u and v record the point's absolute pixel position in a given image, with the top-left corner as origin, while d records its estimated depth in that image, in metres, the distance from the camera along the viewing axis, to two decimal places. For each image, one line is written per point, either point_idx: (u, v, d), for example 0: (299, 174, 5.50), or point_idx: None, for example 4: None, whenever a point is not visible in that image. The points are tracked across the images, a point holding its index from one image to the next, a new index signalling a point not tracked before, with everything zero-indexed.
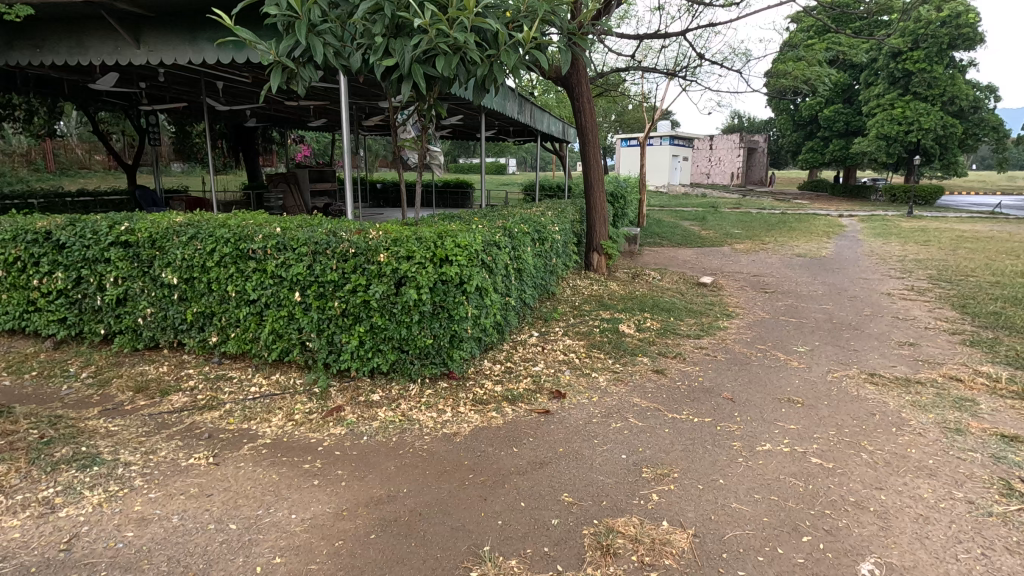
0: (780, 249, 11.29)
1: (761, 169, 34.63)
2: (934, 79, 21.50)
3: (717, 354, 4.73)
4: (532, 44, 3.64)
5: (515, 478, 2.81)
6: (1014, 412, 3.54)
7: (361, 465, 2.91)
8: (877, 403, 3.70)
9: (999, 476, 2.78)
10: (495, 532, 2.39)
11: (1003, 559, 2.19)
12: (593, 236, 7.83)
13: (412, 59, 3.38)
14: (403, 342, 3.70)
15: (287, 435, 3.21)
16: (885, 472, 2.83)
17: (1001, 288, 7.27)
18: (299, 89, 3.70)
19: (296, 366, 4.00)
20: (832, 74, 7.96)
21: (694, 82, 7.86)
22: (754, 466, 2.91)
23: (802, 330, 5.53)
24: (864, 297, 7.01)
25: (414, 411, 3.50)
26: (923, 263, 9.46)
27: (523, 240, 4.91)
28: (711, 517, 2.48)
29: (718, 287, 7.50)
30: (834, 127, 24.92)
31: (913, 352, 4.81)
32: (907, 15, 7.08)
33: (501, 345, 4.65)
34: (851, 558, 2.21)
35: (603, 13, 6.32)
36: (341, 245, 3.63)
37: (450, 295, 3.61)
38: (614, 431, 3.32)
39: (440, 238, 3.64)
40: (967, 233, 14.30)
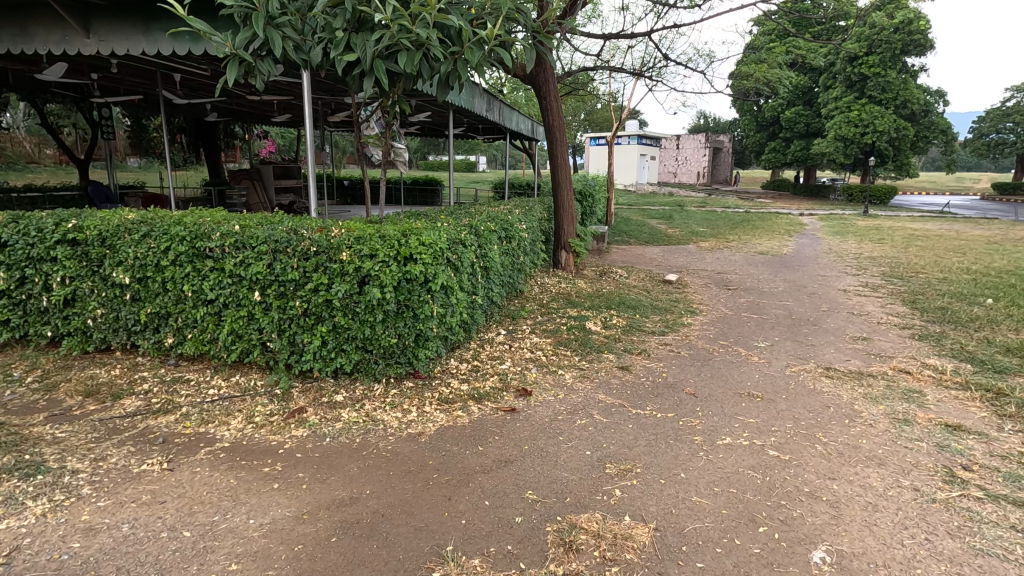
0: (743, 247, 11.59)
1: (726, 169, 35.32)
2: (888, 84, 22.29)
3: (681, 351, 4.82)
4: (496, 42, 3.60)
5: (479, 477, 2.80)
6: (958, 403, 3.71)
7: (324, 467, 2.86)
8: (832, 396, 3.83)
9: (943, 464, 2.91)
10: (459, 531, 2.38)
11: (944, 543, 2.29)
12: (561, 234, 7.86)
13: (373, 54, 3.32)
14: (367, 342, 3.66)
15: (247, 438, 3.13)
16: (838, 462, 2.94)
17: (949, 284, 7.62)
18: (257, 83, 3.60)
19: (257, 368, 3.91)
20: (791, 77, 8.19)
21: (660, 82, 7.97)
22: (715, 459, 2.97)
23: (763, 326, 5.68)
24: (822, 294, 7.23)
25: (379, 411, 3.47)
26: (876, 261, 9.83)
27: (490, 237, 4.88)
28: (672, 511, 2.52)
29: (683, 285, 7.63)
30: (795, 128, 25.64)
31: (866, 346, 5.00)
32: (862, 20, 7.29)
33: (468, 343, 4.64)
34: (804, 547, 2.28)
35: (570, 13, 6.36)
36: (302, 244, 3.56)
37: (415, 294, 3.57)
38: (580, 427, 3.34)
39: (404, 237, 3.59)
40: (918, 231, 14.94)
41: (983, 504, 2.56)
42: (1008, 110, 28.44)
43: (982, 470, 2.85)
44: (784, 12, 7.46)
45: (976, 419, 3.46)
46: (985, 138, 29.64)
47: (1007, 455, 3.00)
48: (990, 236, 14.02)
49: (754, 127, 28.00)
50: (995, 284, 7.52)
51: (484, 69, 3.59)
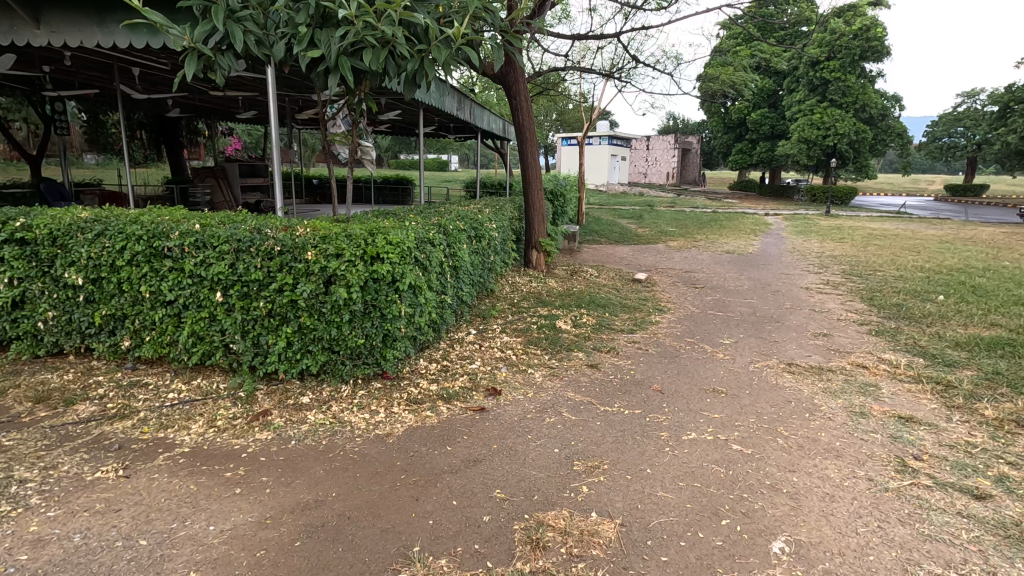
0: (710, 246, 11.84)
1: (694, 170, 35.95)
2: (848, 88, 23.03)
3: (649, 348, 4.89)
4: (464, 40, 3.58)
5: (447, 477, 2.79)
6: (910, 395, 3.87)
7: (289, 470, 2.80)
8: (793, 391, 3.94)
9: (896, 455, 3.02)
10: (426, 531, 2.37)
11: (896, 530, 2.38)
12: (532, 233, 7.88)
13: (338, 51, 3.26)
14: (333, 342, 3.61)
15: (208, 442, 3.05)
16: (798, 455, 3.02)
17: (904, 281, 7.93)
18: (218, 78, 3.47)
19: (219, 370, 3.81)
20: (756, 80, 8.40)
21: (629, 83, 8.06)
22: (680, 455, 3.03)
23: (729, 323, 5.81)
24: (785, 291, 7.44)
25: (346, 413, 3.42)
26: (837, 259, 10.17)
27: (459, 236, 4.85)
28: (637, 506, 2.56)
29: (651, 283, 7.76)
30: (760, 130, 26.31)
31: (826, 341, 5.16)
32: (823, 26, 7.50)
33: (438, 343, 4.61)
34: (765, 538, 2.33)
35: (538, 13, 6.39)
36: (265, 243, 3.48)
37: (382, 294, 3.53)
38: (548, 426, 3.36)
39: (371, 235, 3.56)
40: (877, 230, 15.51)
41: (932, 491, 2.67)
42: (959, 115, 29.74)
43: (931, 459, 2.97)
44: (749, 17, 7.64)
45: (927, 410, 3.61)
46: (938, 141, 30.94)
47: (955, 444, 3.14)
48: (942, 236, 14.63)
49: (721, 129, 28.55)
50: (945, 281, 7.87)
51: (450, 68, 3.58)
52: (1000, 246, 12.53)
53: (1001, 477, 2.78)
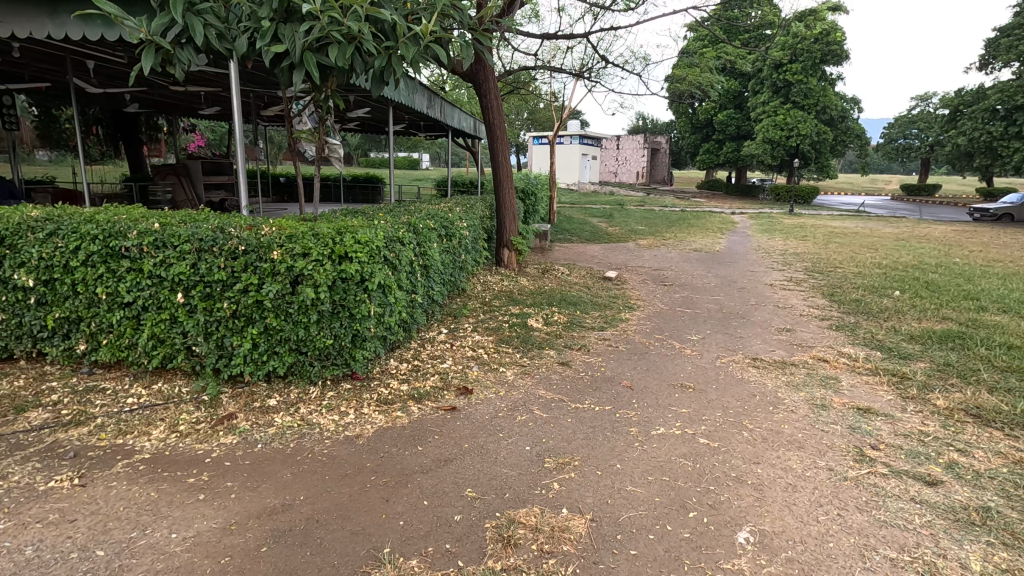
0: (679, 244, 12.04)
1: (663, 169, 36.50)
2: (809, 90, 23.70)
3: (619, 345, 4.95)
4: (432, 38, 3.56)
5: (418, 477, 2.77)
6: (868, 387, 4.01)
7: (255, 475, 2.74)
8: (758, 385, 4.05)
9: (854, 445, 3.13)
10: (396, 532, 2.35)
11: (854, 517, 2.47)
12: (503, 232, 7.88)
13: (303, 46, 3.20)
14: (301, 343, 3.54)
15: (170, 447, 2.96)
16: (762, 447, 3.11)
17: (863, 277, 8.21)
18: (177, 72, 3.37)
19: (182, 373, 3.70)
20: (721, 82, 8.57)
21: (598, 82, 8.14)
22: (649, 449, 3.08)
23: (697, 320, 5.93)
24: (751, 288, 7.62)
25: (315, 414, 3.37)
26: (800, 257, 10.47)
27: (429, 235, 4.82)
28: (607, 501, 2.59)
29: (622, 281, 7.85)
30: (727, 130, 26.94)
31: (790, 336, 5.31)
32: (785, 29, 7.70)
33: (408, 343, 4.58)
34: (731, 529, 2.39)
35: (508, 12, 6.39)
36: (229, 242, 3.40)
37: (351, 294, 3.49)
38: (520, 423, 3.37)
39: (339, 234, 3.51)
40: (837, 229, 16.02)
41: (887, 479, 2.77)
42: (913, 117, 30.94)
43: (887, 448, 3.09)
44: (714, 19, 7.79)
45: (883, 401, 3.75)
46: (895, 142, 32.12)
47: (908, 433, 3.28)
48: (897, 233, 15.22)
49: (689, 129, 29.06)
50: (901, 277, 8.17)
51: (419, 65, 3.55)
52: (952, 243, 13.09)
53: (951, 463, 2.91)
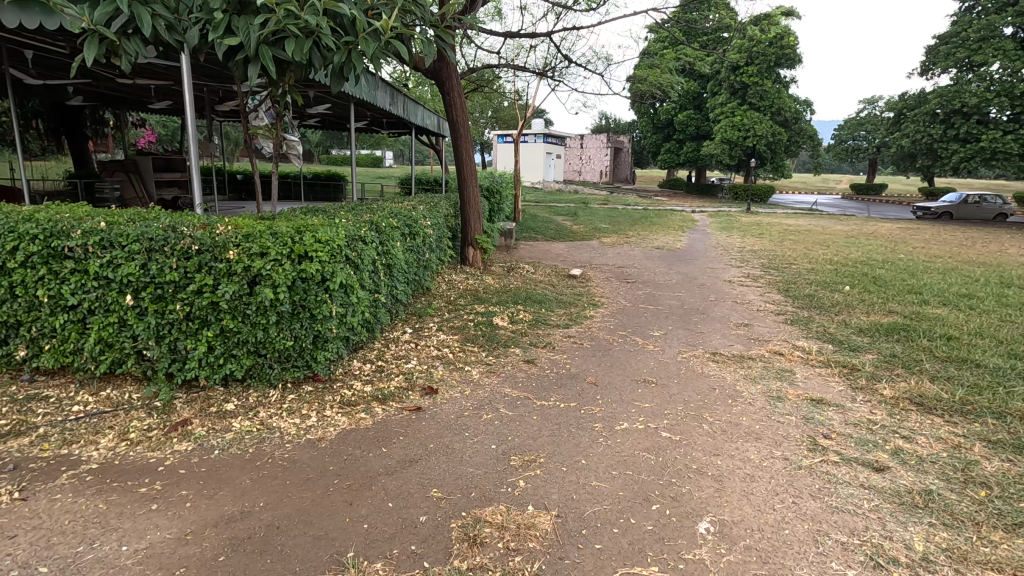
0: (642, 242, 12.24)
1: (626, 168, 37.07)
2: (765, 92, 24.42)
3: (584, 342, 5.00)
4: (392, 34, 3.50)
5: (382, 479, 2.74)
6: (821, 379, 4.17)
7: (212, 482, 2.65)
8: (717, 378, 4.16)
9: (808, 435, 3.25)
10: (360, 536, 2.31)
11: (808, 504, 2.56)
12: (468, 231, 7.85)
13: (258, 39, 3.09)
14: (259, 345, 3.44)
15: (119, 457, 2.84)
16: (721, 439, 3.19)
17: (816, 273, 8.53)
18: (124, 64, 3.22)
19: (132, 379, 3.55)
20: (681, 83, 8.74)
21: (561, 82, 8.19)
22: (613, 444, 3.12)
23: (659, 316, 6.04)
24: (711, 285, 7.81)
25: (275, 418, 3.28)
26: (757, 254, 10.78)
27: (393, 234, 4.76)
28: (573, 497, 2.61)
29: (586, 279, 7.93)
30: (687, 130, 27.56)
31: (747, 331, 5.48)
32: (741, 33, 7.93)
33: (372, 343, 4.51)
34: (692, 520, 2.45)
35: (470, 10, 6.35)
36: (181, 241, 3.27)
37: (311, 294, 3.42)
38: (485, 422, 3.36)
39: (299, 233, 3.43)
40: (791, 226, 16.61)
41: (838, 466, 2.89)
42: (862, 120, 32.28)
43: (838, 437, 3.22)
44: (674, 22, 7.95)
45: (835, 392, 3.90)
46: (845, 143, 33.47)
47: (859, 422, 3.42)
48: (847, 231, 15.87)
49: (651, 129, 29.58)
50: (851, 272, 8.52)
51: (380, 61, 3.49)
52: (897, 240, 13.72)
53: (897, 450, 3.06)
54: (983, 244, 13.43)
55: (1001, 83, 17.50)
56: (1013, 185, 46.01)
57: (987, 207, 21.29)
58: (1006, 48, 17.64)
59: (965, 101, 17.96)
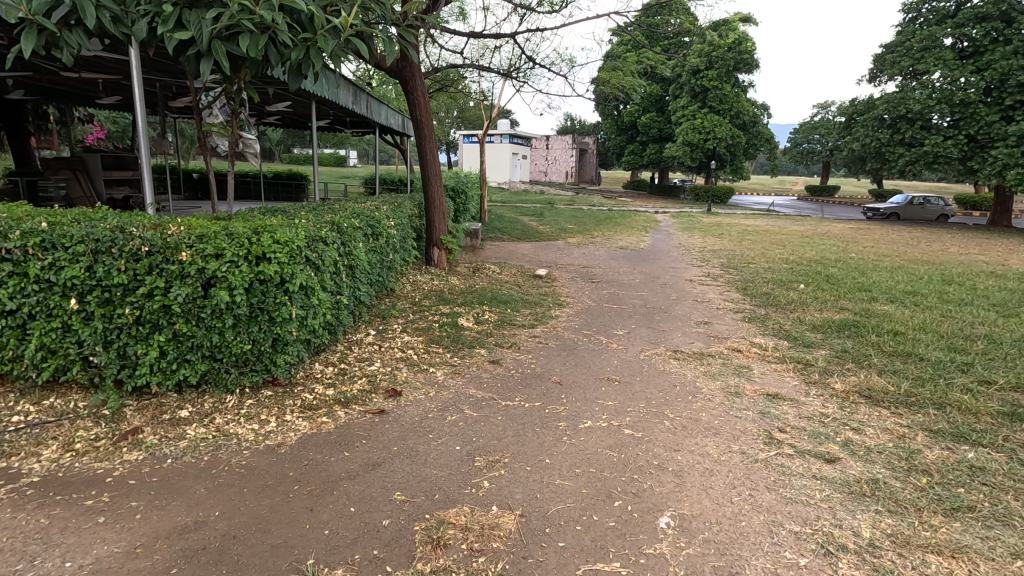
0: (606, 242, 12.41)
1: (591, 169, 37.51)
2: (723, 96, 24.96)
3: (549, 342, 5.03)
4: (352, 31, 3.44)
5: (344, 483, 2.69)
6: (776, 374, 4.32)
7: (164, 492, 2.56)
8: (678, 375, 4.25)
9: (764, 429, 3.35)
10: (321, 542, 2.27)
11: (764, 497, 2.64)
12: (433, 231, 7.80)
13: (211, 35, 3.00)
14: (215, 349, 3.34)
15: (64, 468, 2.70)
16: (682, 435, 3.26)
17: (773, 272, 8.79)
18: (65, 57, 3.08)
19: (78, 387, 3.38)
20: (643, 85, 8.88)
21: (526, 82, 8.22)
22: (577, 442, 3.15)
23: (623, 315, 6.13)
24: (672, 284, 7.97)
25: (232, 425, 3.19)
26: (717, 253, 11.06)
27: (355, 234, 4.68)
28: (537, 496, 2.63)
29: (551, 279, 7.98)
30: (650, 133, 28.08)
31: (707, 329, 5.62)
32: (701, 38, 8.09)
33: (334, 346, 4.43)
34: (653, 515, 2.49)
35: (433, 9, 6.31)
36: (130, 242, 3.14)
37: (270, 296, 3.34)
38: (450, 424, 3.35)
39: (256, 234, 3.36)
40: (749, 227, 17.11)
41: (793, 459, 3.00)
42: (815, 124, 33.30)
43: (793, 430, 3.33)
44: (637, 25, 8.05)
45: (789, 387, 4.04)
46: (800, 147, 34.67)
47: (811, 415, 3.55)
48: (802, 231, 16.42)
49: (615, 131, 29.99)
50: (805, 271, 8.83)
51: (339, 60, 3.43)
52: (849, 240, 14.26)
53: (847, 441, 3.18)
54: (926, 244, 14.10)
55: (942, 91, 18.34)
56: (952, 186, 48.69)
57: (931, 208, 22.45)
58: (946, 58, 18.50)
59: (910, 107, 18.80)
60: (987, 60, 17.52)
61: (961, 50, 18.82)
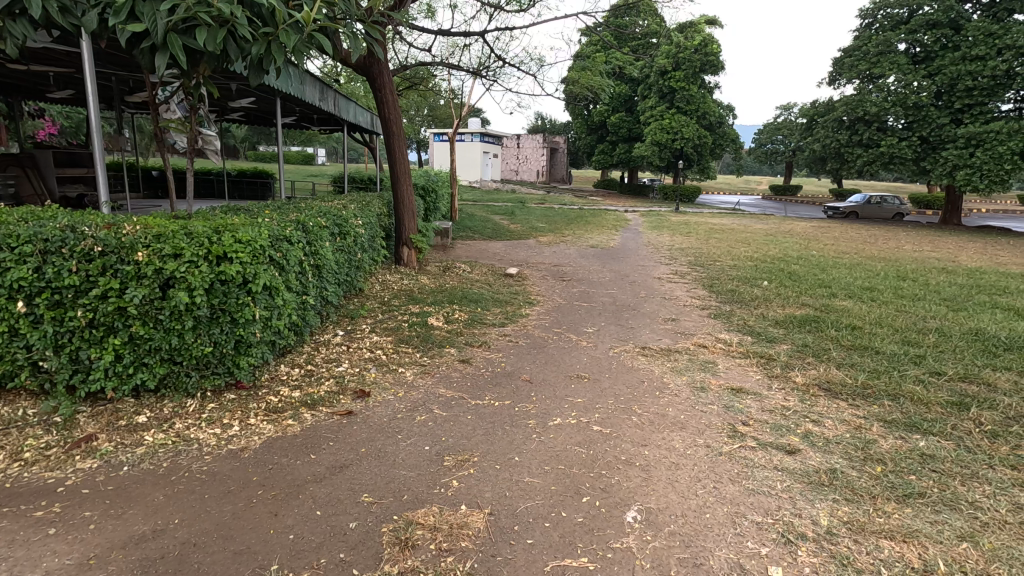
0: (577, 241, 12.51)
1: (562, 169, 37.72)
2: (691, 97, 25.44)
3: (519, 340, 5.04)
4: (315, 26, 3.38)
5: (311, 486, 2.65)
6: (740, 368, 4.42)
7: (120, 501, 2.46)
8: (646, 372, 4.31)
9: (728, 422, 3.43)
10: (285, 547, 2.22)
11: (727, 489, 2.70)
12: (403, 230, 7.73)
13: (166, 28, 2.90)
14: (174, 352, 3.24)
15: (11, 479, 2.58)
16: (649, 430, 3.32)
17: (739, 269, 9.00)
18: (10, 48, 2.93)
19: (27, 394, 3.23)
20: (612, 85, 8.96)
21: (495, 81, 8.21)
22: (546, 440, 3.17)
23: (592, 313, 6.19)
24: (641, 281, 8.08)
25: (193, 429, 3.10)
26: (685, 252, 11.27)
27: (321, 233, 4.60)
28: (506, 494, 2.63)
29: (522, 277, 8.00)
30: (619, 132, 28.40)
31: (674, 325, 5.71)
32: (668, 39, 8.20)
33: (301, 347, 4.35)
34: (620, 510, 2.52)
35: (400, 6, 6.24)
36: (82, 242, 3.00)
37: (232, 296, 3.27)
38: (419, 424, 3.32)
39: (217, 234, 3.28)
40: (715, 225, 17.50)
41: (756, 451, 3.07)
42: (778, 125, 34.18)
43: (756, 423, 3.41)
44: (605, 26, 8.12)
45: (753, 381, 4.15)
46: (764, 147, 35.57)
47: (773, 408, 3.65)
48: (766, 229, 16.85)
49: (585, 130, 30.24)
50: (769, 268, 9.08)
51: (302, 55, 3.36)
52: (811, 238, 14.69)
53: (807, 433, 3.28)
54: (883, 242, 14.65)
55: (896, 94, 19.05)
56: (906, 186, 50.66)
57: (887, 208, 23.32)
58: (900, 62, 19.22)
59: (867, 110, 19.47)
60: (938, 66, 18.27)
61: (914, 55, 19.58)
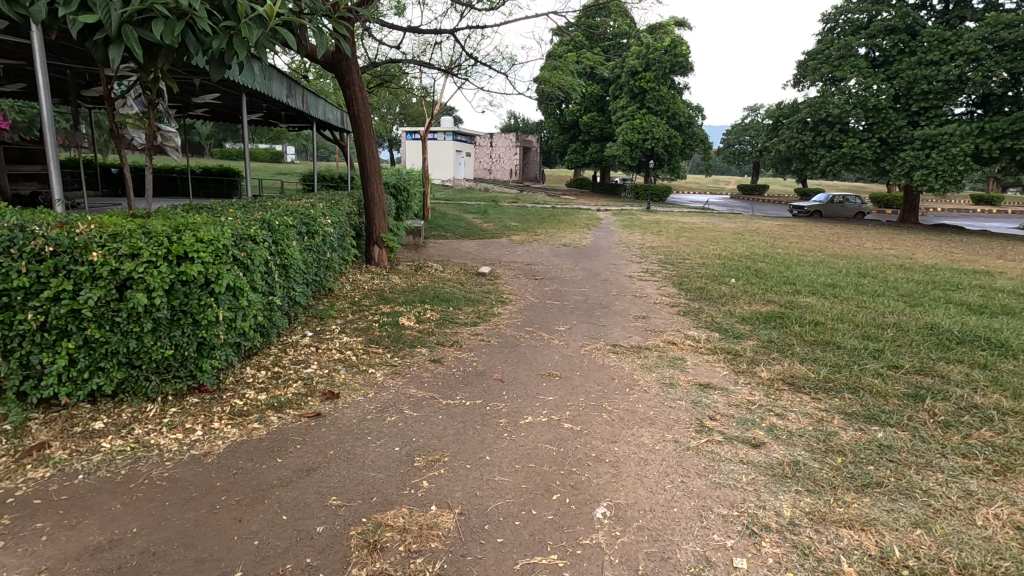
0: (549, 239, 12.55)
1: (535, 168, 37.81)
2: (661, 97, 25.76)
3: (491, 339, 5.04)
4: (278, 21, 3.31)
5: (276, 490, 2.59)
6: (708, 364, 4.50)
7: (75, 511, 2.37)
8: (616, 369, 4.36)
9: (696, 418, 3.49)
10: (250, 553, 2.17)
11: (695, 483, 2.75)
12: (373, 229, 7.63)
13: (121, 19, 2.79)
14: (133, 356, 3.13)
15: None
16: (619, 426, 3.35)
17: (707, 267, 9.17)
18: None
19: None
20: (583, 84, 9.01)
21: (467, 79, 8.17)
22: (517, 438, 3.17)
23: (564, 311, 6.22)
24: (612, 280, 8.16)
25: (152, 435, 3.00)
26: (655, 250, 11.42)
27: (288, 232, 4.50)
28: (475, 493, 2.62)
29: (494, 276, 7.99)
30: (591, 132, 28.60)
31: (645, 323, 5.79)
32: (638, 40, 8.28)
33: (267, 349, 4.26)
34: (590, 507, 2.54)
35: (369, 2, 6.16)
36: (32, 242, 2.86)
37: (193, 298, 3.18)
38: (388, 425, 3.29)
39: (176, 233, 3.19)
40: (685, 224, 17.78)
41: (722, 445, 3.13)
42: (745, 126, 34.92)
43: (723, 418, 3.48)
44: (576, 26, 8.15)
45: (720, 376, 4.23)
46: (732, 147, 36.29)
47: (739, 403, 3.73)
48: (734, 228, 17.18)
49: (558, 130, 30.37)
50: (736, 266, 9.27)
51: (265, 50, 3.28)
52: (777, 236, 15.05)
53: (772, 426, 3.36)
54: (846, 240, 15.12)
55: (857, 97, 19.65)
56: (866, 186, 52.42)
57: (849, 207, 24.06)
58: (861, 66, 19.83)
59: (830, 111, 20.03)
60: (896, 70, 18.91)
61: (874, 59, 20.23)
